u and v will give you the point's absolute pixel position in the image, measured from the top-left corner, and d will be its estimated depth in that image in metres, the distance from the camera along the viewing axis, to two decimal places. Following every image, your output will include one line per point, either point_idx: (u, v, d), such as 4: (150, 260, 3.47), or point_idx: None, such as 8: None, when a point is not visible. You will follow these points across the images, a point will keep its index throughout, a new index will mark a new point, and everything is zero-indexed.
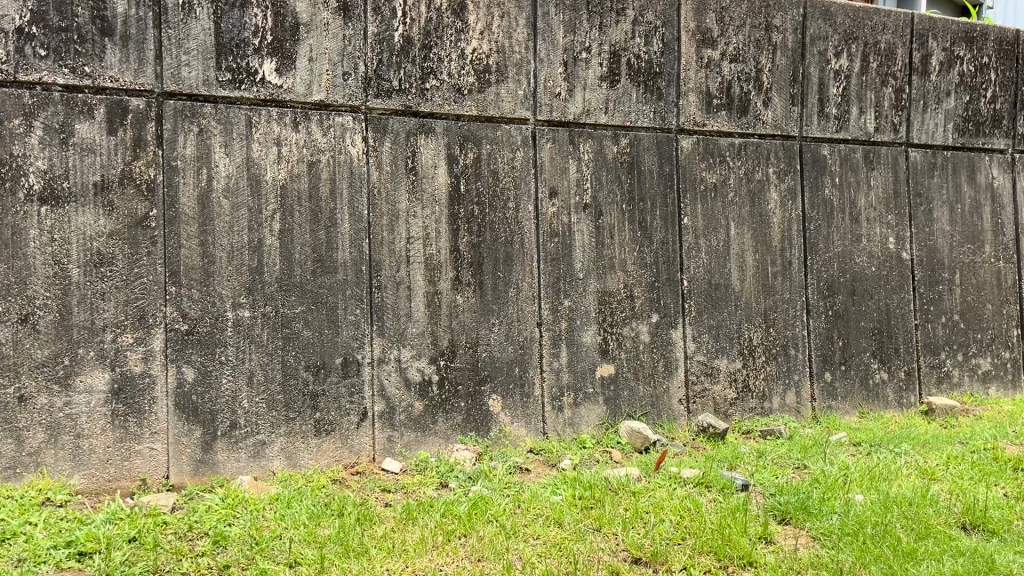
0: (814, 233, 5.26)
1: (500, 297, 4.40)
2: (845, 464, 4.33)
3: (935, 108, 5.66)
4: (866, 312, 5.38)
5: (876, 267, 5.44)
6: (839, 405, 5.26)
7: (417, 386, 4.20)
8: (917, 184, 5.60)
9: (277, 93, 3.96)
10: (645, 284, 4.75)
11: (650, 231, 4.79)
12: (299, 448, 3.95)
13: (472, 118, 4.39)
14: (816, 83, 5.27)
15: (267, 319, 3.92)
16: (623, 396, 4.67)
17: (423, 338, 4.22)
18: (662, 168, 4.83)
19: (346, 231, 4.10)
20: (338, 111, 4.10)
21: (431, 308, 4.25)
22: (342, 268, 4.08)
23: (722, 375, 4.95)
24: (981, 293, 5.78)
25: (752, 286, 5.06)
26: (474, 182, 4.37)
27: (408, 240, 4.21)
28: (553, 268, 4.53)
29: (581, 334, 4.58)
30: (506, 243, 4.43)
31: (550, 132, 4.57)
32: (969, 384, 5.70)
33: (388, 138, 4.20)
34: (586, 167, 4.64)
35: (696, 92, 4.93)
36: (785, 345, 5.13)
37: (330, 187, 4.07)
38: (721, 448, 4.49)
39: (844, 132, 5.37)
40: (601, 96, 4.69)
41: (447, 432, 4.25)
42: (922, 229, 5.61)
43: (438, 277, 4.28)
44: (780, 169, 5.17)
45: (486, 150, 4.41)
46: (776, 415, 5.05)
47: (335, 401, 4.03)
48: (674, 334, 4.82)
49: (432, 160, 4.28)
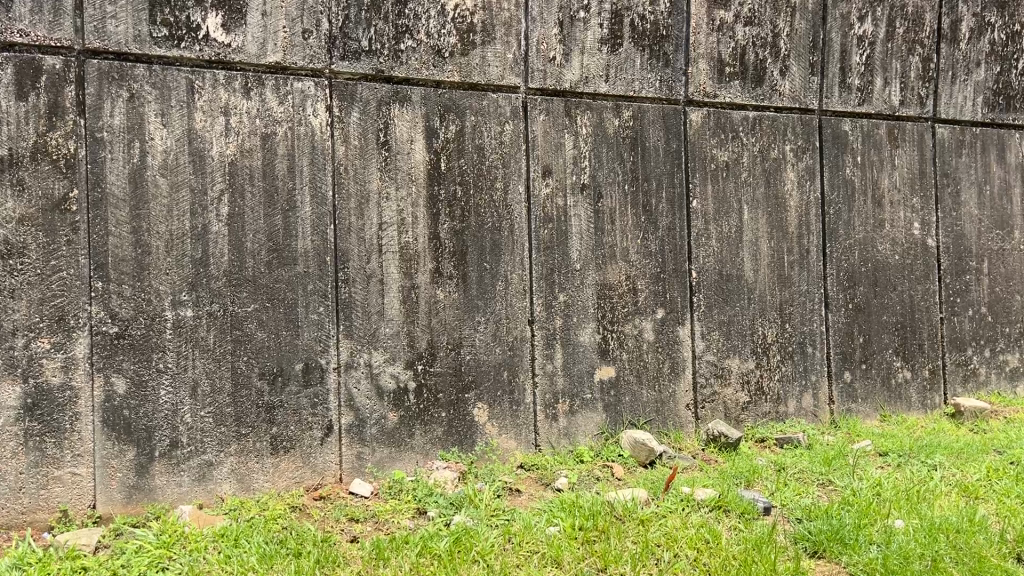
0: (834, 217, 4.73)
1: (486, 291, 3.85)
2: (875, 479, 3.83)
3: (964, 80, 5.14)
4: (888, 305, 4.88)
5: (900, 255, 4.94)
6: (859, 408, 4.77)
7: (392, 395, 3.64)
8: (944, 164, 5.09)
9: (223, 52, 3.36)
10: (649, 276, 4.22)
11: (655, 216, 4.25)
12: (252, 469, 3.39)
13: (454, 85, 3.81)
14: (838, 50, 4.73)
15: (214, 319, 3.34)
16: (624, 401, 4.15)
17: (398, 339, 3.67)
18: (668, 144, 4.28)
19: (307, 215, 3.52)
20: (297, 75, 3.51)
21: (407, 304, 3.69)
22: (302, 258, 3.50)
23: (734, 377, 4.43)
24: (1009, 283, 5.29)
25: (767, 277, 4.53)
26: (457, 159, 3.80)
27: (380, 226, 3.65)
28: (546, 258, 3.99)
29: (577, 332, 4.04)
30: (493, 229, 3.87)
31: (543, 103, 4.00)
32: (996, 383, 5.22)
33: (356, 108, 3.61)
34: (583, 143, 4.08)
35: (706, 59, 4.37)
36: (802, 343, 4.62)
37: (289, 165, 3.49)
38: (736, 461, 3.98)
39: (867, 105, 4.83)
40: (601, 61, 4.12)
41: (426, 446, 3.70)
42: (948, 213, 5.11)
43: (416, 269, 3.71)
44: (797, 146, 4.63)
45: (471, 123, 3.84)
46: (792, 421, 4.55)
47: (294, 414, 3.47)
48: (681, 331, 4.29)
49: (407, 134, 3.71)
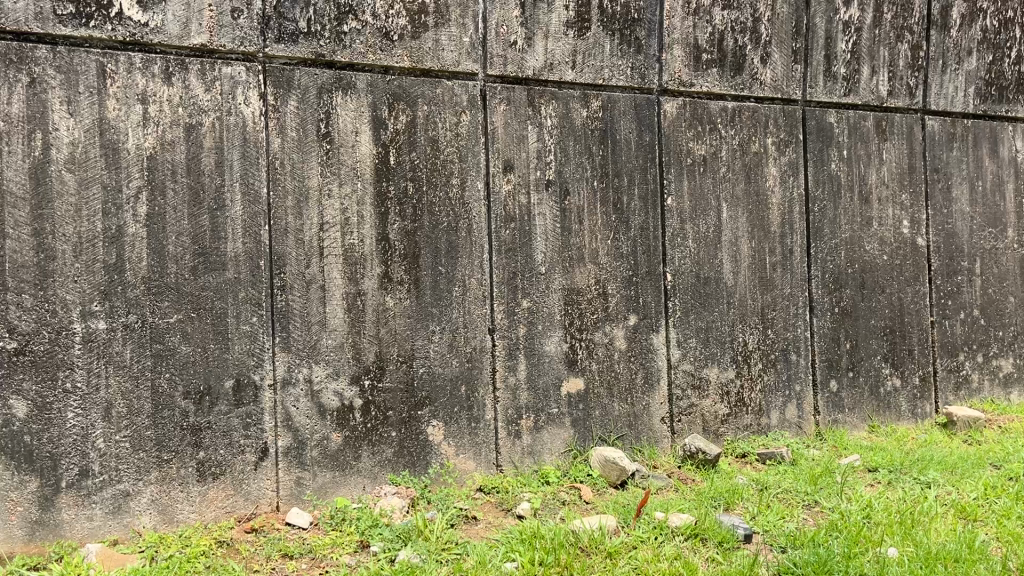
0: (819, 215, 4.43)
1: (441, 297, 3.51)
2: (865, 500, 3.53)
3: (954, 70, 4.85)
4: (876, 308, 4.59)
5: (888, 255, 4.64)
6: (846, 418, 4.47)
7: (335, 413, 3.30)
8: (934, 158, 4.80)
9: (140, 33, 3.00)
10: (620, 280, 3.90)
11: (627, 215, 3.92)
12: (174, 500, 3.04)
13: (404, 72, 3.47)
14: (822, 36, 4.42)
15: (130, 332, 2.98)
16: (594, 416, 3.83)
17: (342, 351, 3.32)
18: (641, 137, 3.96)
19: (238, 215, 3.16)
20: (226, 59, 3.15)
21: (352, 313, 3.34)
22: (232, 263, 3.15)
23: (712, 388, 4.11)
24: (1002, 284, 5.01)
25: (747, 279, 4.22)
26: (407, 153, 3.46)
27: (321, 227, 3.30)
28: (507, 261, 3.65)
29: (543, 341, 3.71)
30: (449, 230, 3.53)
31: (504, 91, 3.66)
32: (989, 389, 4.95)
33: (293, 96, 3.26)
34: (548, 136, 3.75)
35: (682, 45, 4.05)
36: (785, 350, 4.31)
37: (217, 159, 3.13)
38: (714, 481, 3.66)
39: (854, 96, 4.53)
40: (567, 46, 3.79)
41: (373, 469, 3.36)
42: (939, 210, 4.82)
43: (362, 274, 3.37)
44: (780, 139, 4.32)
45: (423, 112, 3.49)
46: (775, 433, 4.24)
47: (223, 437, 3.12)
48: (656, 339, 3.97)
49: (352, 125, 3.36)
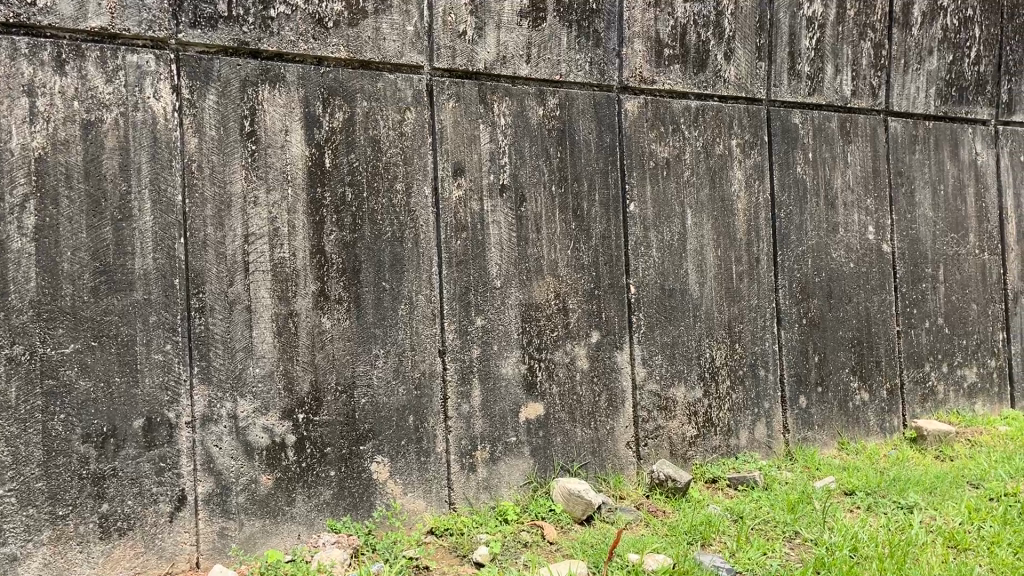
0: (785, 222, 4.19)
1: (385, 317, 3.13)
2: (849, 529, 3.27)
3: (916, 69, 4.68)
4: (844, 319, 4.37)
5: (854, 263, 4.43)
6: (815, 436, 4.23)
7: (265, 453, 2.88)
8: (898, 161, 4.62)
9: (26, 13, 2.54)
10: (581, 294, 3.57)
11: (588, 222, 3.60)
12: (73, 562, 2.58)
13: (340, 63, 3.07)
14: (786, 32, 4.18)
15: (17, 366, 2.52)
16: (556, 444, 3.49)
17: (271, 382, 2.91)
18: (601, 138, 3.64)
19: (147, 226, 2.72)
20: (131, 46, 2.70)
21: (283, 337, 2.93)
22: (141, 283, 2.70)
23: (680, 409, 3.82)
24: (965, 291, 4.86)
25: (714, 291, 3.94)
26: (345, 154, 3.06)
27: (246, 240, 2.88)
28: (458, 275, 3.29)
29: (498, 363, 3.36)
30: (393, 241, 3.15)
31: (452, 87, 3.30)
32: (954, 400, 4.78)
33: (212, 89, 2.83)
34: (501, 136, 3.40)
35: (643, 39, 3.75)
36: (754, 365, 4.05)
37: (121, 161, 2.68)
38: (688, 513, 3.37)
39: (818, 95, 4.31)
40: (521, 38, 3.45)
41: (309, 515, 2.96)
42: (903, 215, 4.64)
43: (295, 292, 2.96)
44: (744, 141, 4.06)
45: (362, 109, 3.10)
46: (744, 455, 3.97)
47: (132, 485, 2.67)
48: (620, 357, 3.65)
49: (281, 123, 2.95)
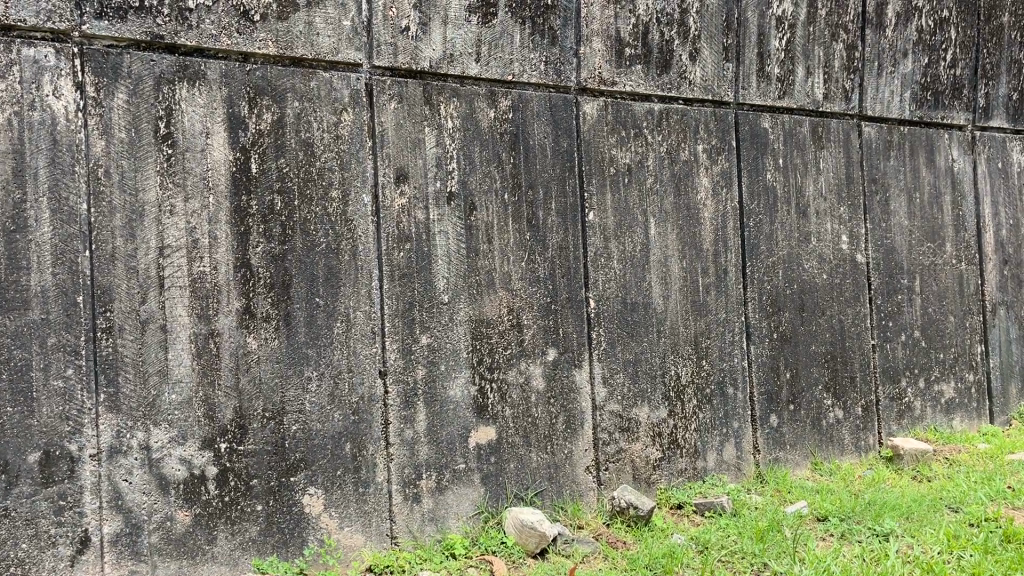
0: (755, 231, 3.98)
1: (319, 336, 2.88)
2: (821, 560, 3.04)
3: (891, 72, 4.50)
4: (817, 332, 4.17)
5: (827, 275, 4.23)
6: (788, 456, 4.02)
7: (181, 487, 2.62)
8: (872, 167, 4.43)
9: None
10: (536, 309, 3.33)
11: (543, 232, 3.37)
12: None
13: (268, 60, 2.82)
14: (755, 32, 3.98)
15: None
16: (509, 470, 3.24)
17: (189, 409, 2.64)
18: (557, 142, 3.41)
19: (45, 238, 2.46)
20: (28, 39, 2.45)
21: (202, 359, 2.67)
22: (37, 301, 2.44)
23: (643, 430, 3.58)
24: (942, 303, 4.68)
25: (679, 304, 3.72)
26: (274, 159, 2.81)
27: (161, 253, 2.62)
28: (401, 289, 3.04)
29: (445, 384, 3.11)
30: (328, 253, 2.91)
31: (394, 87, 3.06)
32: (931, 417, 4.59)
33: (122, 86, 2.57)
34: (449, 140, 3.16)
35: (602, 37, 3.53)
36: (722, 382, 3.83)
37: (15, 166, 2.43)
38: (649, 544, 3.13)
39: (789, 99, 4.11)
40: (469, 35, 3.22)
41: (233, 555, 2.70)
42: (878, 224, 4.44)
43: (216, 310, 2.70)
44: (711, 146, 3.85)
45: (294, 110, 2.86)
46: (712, 478, 3.75)
47: (26, 526, 2.41)
48: (578, 376, 3.42)
49: (201, 124, 2.69)
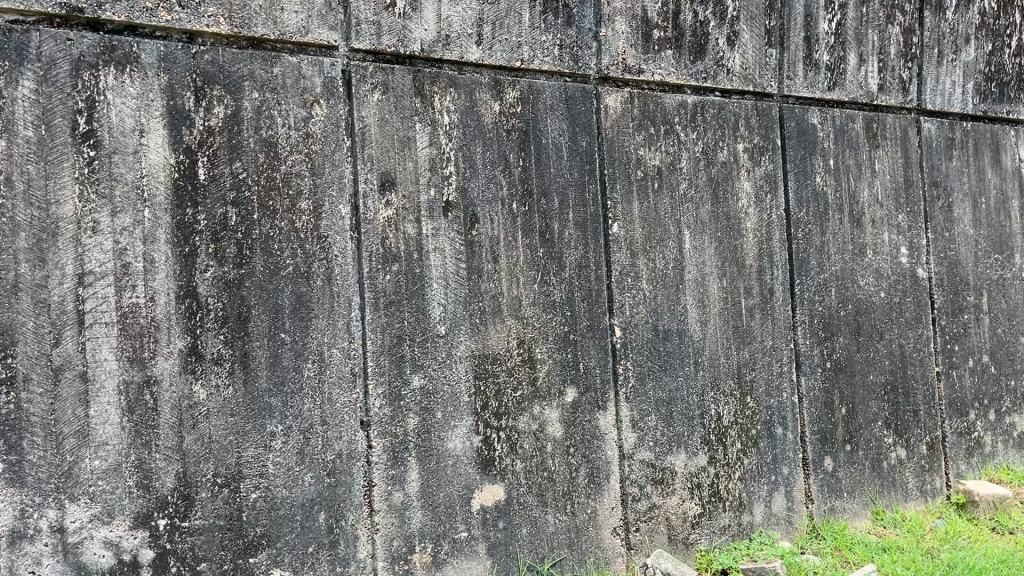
0: (804, 244, 3.41)
1: (284, 382, 2.33)
2: None
3: (952, 61, 3.94)
4: (875, 360, 3.60)
5: (885, 293, 3.67)
6: (845, 505, 3.44)
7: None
8: (934, 169, 3.86)
9: None
10: (552, 340, 2.78)
11: (559, 249, 2.81)
12: None
13: (220, 40, 2.29)
14: (801, 13, 3.42)
15: None
16: (521, 536, 2.68)
17: (117, 477, 2.10)
18: (575, 141, 2.87)
19: None
20: None
21: (135, 415, 2.13)
22: None
23: (679, 482, 3.02)
24: (1012, 323, 4.10)
25: (719, 332, 3.16)
26: (227, 163, 2.27)
27: (81, 281, 2.08)
28: (388, 321, 2.49)
29: (442, 436, 2.56)
30: (296, 279, 2.36)
31: (377, 75, 2.51)
32: (1003, 453, 4.01)
33: (30, 73, 2.04)
34: (445, 139, 2.62)
35: (626, 17, 2.98)
36: (770, 422, 3.26)
37: None
38: None
39: (839, 90, 3.55)
40: (469, 12, 2.68)
41: None
42: (941, 234, 3.87)
43: (153, 353, 2.15)
44: (753, 145, 3.30)
45: (253, 102, 2.31)
46: (761, 536, 3.18)
47: None
48: (603, 420, 2.86)
49: (134, 119, 2.15)
